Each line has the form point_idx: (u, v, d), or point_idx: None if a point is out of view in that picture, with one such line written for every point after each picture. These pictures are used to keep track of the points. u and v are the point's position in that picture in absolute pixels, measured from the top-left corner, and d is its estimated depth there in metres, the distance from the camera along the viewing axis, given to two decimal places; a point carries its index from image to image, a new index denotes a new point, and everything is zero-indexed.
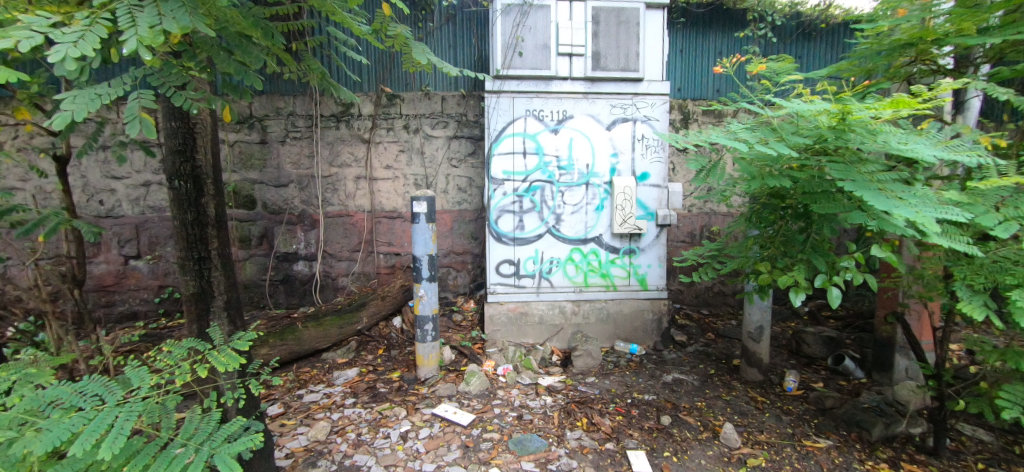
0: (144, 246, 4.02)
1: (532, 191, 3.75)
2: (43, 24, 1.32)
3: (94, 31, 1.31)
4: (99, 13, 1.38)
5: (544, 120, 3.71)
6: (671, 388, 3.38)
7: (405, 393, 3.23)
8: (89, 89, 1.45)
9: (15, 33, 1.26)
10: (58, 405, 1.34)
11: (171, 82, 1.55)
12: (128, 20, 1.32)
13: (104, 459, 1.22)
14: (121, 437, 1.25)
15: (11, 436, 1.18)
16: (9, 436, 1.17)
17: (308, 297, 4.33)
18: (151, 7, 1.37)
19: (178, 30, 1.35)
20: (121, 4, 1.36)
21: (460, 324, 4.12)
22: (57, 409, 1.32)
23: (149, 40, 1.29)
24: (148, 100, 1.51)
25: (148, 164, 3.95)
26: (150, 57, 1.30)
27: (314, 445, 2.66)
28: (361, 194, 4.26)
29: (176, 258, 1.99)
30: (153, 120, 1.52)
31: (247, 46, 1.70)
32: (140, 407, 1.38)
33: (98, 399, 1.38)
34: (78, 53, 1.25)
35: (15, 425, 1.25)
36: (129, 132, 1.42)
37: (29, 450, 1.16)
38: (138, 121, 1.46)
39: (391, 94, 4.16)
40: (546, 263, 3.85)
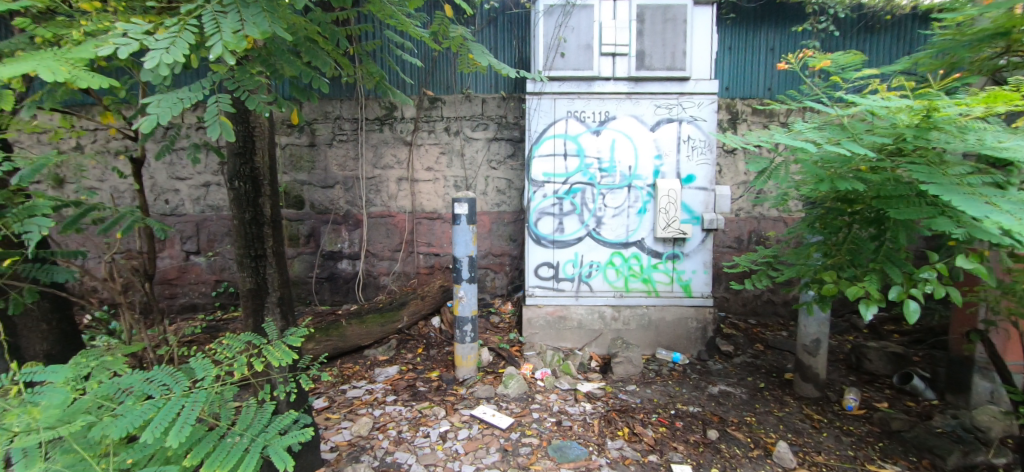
0: (203, 242, 4.27)
1: (573, 193, 3.70)
2: (137, 31, 1.40)
3: (183, 38, 1.38)
4: (187, 19, 1.45)
5: (586, 122, 3.65)
6: (717, 401, 3.23)
7: (444, 392, 3.25)
8: (171, 93, 1.52)
9: (114, 41, 1.35)
10: (131, 392, 1.41)
11: (245, 86, 1.61)
12: (213, 26, 1.39)
13: (173, 446, 1.28)
14: (187, 426, 1.31)
15: (92, 420, 1.25)
16: (89, 421, 1.24)
17: (352, 294, 4.46)
18: (233, 12, 1.42)
19: (258, 35, 1.41)
20: (206, 10, 1.42)
21: (498, 326, 4.12)
22: (130, 396, 1.39)
23: (233, 44, 1.35)
24: (226, 104, 1.58)
25: (208, 166, 4.19)
26: (234, 62, 1.36)
27: (357, 440, 2.72)
28: (402, 195, 4.35)
29: (236, 255, 2.08)
30: (231, 123, 1.59)
31: (315, 49, 1.75)
32: (203, 398, 1.44)
33: (166, 388, 1.45)
34: (169, 59, 1.32)
35: (94, 410, 1.33)
36: (210, 135, 1.50)
37: (107, 435, 1.24)
38: (219, 124, 1.54)
39: (433, 97, 4.22)
40: (586, 267, 3.78)
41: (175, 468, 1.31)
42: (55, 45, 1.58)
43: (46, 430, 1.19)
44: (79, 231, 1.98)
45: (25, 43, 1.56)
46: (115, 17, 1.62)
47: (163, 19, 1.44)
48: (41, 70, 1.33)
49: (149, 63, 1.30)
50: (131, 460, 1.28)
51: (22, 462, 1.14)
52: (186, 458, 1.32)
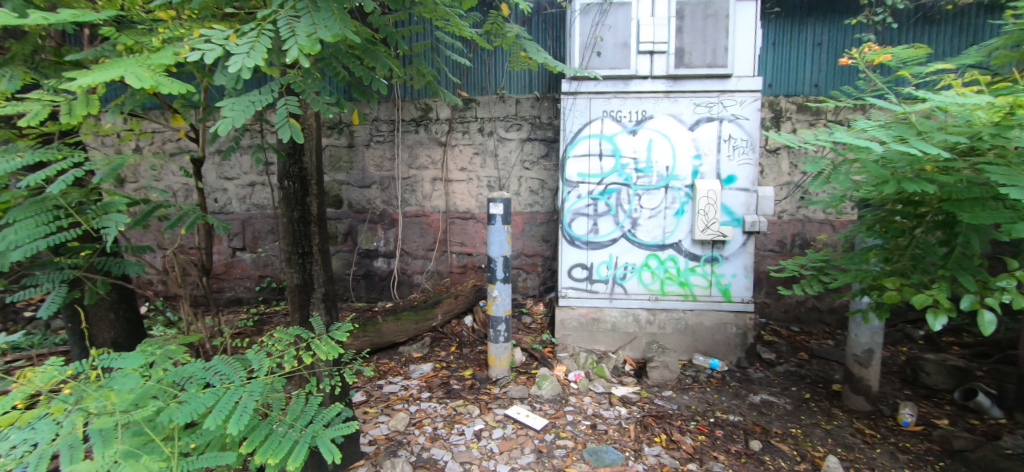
0: (248, 239, 4.47)
1: (608, 194, 3.65)
2: (220, 37, 1.47)
3: (261, 42, 1.44)
4: (263, 24, 1.51)
5: (622, 122, 3.58)
6: (760, 410, 3.10)
7: (478, 391, 3.27)
8: (243, 96, 1.59)
9: (200, 47, 1.42)
10: (194, 380, 1.49)
11: (311, 88, 1.67)
12: (288, 31, 1.45)
13: (234, 434, 1.36)
14: (246, 415, 1.37)
15: (160, 406, 1.34)
16: (156, 406, 1.32)
17: (387, 292, 4.57)
18: (305, 16, 1.47)
19: (331, 37, 1.47)
20: (281, 15, 1.48)
21: (530, 326, 4.10)
22: (193, 383, 1.47)
23: (308, 47, 1.41)
24: (293, 107, 1.64)
25: (254, 166, 4.38)
26: (309, 65, 1.42)
27: (394, 434, 2.77)
28: (437, 195, 4.41)
29: (285, 252, 2.16)
30: (299, 124, 1.66)
31: (375, 52, 1.80)
32: (261, 387, 1.51)
33: (225, 378, 1.52)
34: (251, 63, 1.39)
35: (161, 396, 1.41)
36: (282, 138, 1.57)
37: (174, 420, 1.32)
38: (288, 126, 1.61)
39: (468, 99, 4.25)
40: (621, 269, 3.71)
41: (235, 454, 1.39)
42: (136, 52, 1.68)
43: (120, 413, 1.28)
44: (149, 227, 2.10)
45: (112, 51, 1.68)
46: (190, 24, 1.71)
47: (242, 24, 1.51)
48: (132, 78, 1.42)
49: (233, 68, 1.37)
50: (194, 444, 1.37)
51: (100, 442, 1.23)
52: (243, 445, 1.39)
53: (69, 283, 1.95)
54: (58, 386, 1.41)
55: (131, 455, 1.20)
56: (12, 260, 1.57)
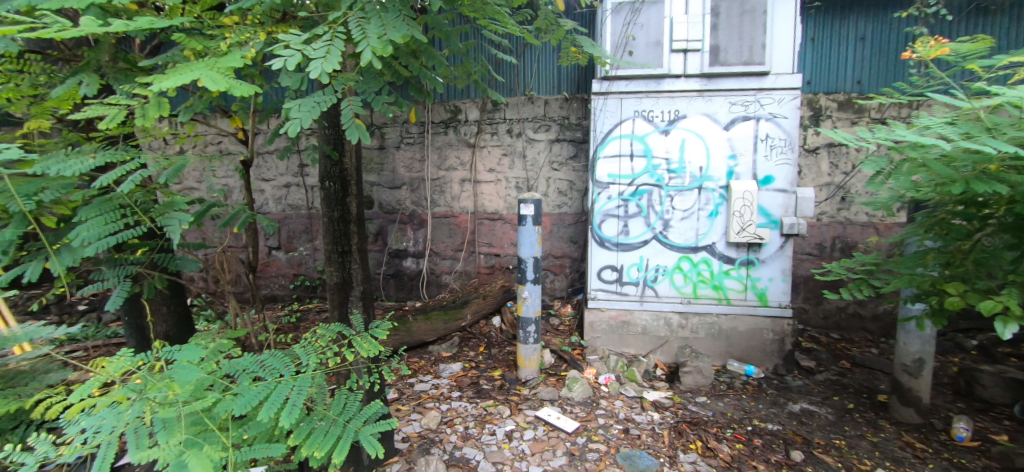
0: (284, 239, 4.61)
1: (638, 195, 3.59)
2: (297, 40, 1.53)
3: (337, 45, 1.50)
4: (335, 26, 1.56)
5: (654, 121, 3.52)
6: (800, 420, 2.98)
7: (508, 392, 3.28)
8: (309, 97, 1.65)
9: (281, 53, 1.48)
10: (248, 373, 1.55)
11: (371, 89, 1.75)
12: (360, 33, 1.49)
13: (285, 426, 1.41)
14: (296, 408, 1.43)
15: (217, 398, 1.39)
16: (214, 397, 1.38)
17: (415, 291, 4.63)
18: (375, 19, 1.53)
19: (400, 38, 1.52)
20: (352, 17, 1.53)
21: (558, 328, 4.07)
22: (247, 376, 1.53)
23: (381, 49, 1.47)
24: (358, 107, 1.70)
25: (289, 168, 4.52)
26: (382, 66, 1.48)
27: (427, 432, 2.80)
28: (465, 196, 4.45)
29: (325, 250, 2.22)
30: (364, 124, 1.72)
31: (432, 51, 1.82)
32: (310, 382, 1.56)
33: (276, 372, 1.58)
34: (330, 67, 1.45)
35: (218, 388, 1.47)
36: (350, 138, 1.64)
37: (230, 411, 1.38)
38: (355, 127, 1.68)
39: (496, 100, 4.27)
40: (651, 271, 3.64)
41: (284, 446, 1.44)
42: (205, 56, 1.74)
43: (182, 403, 1.35)
44: (204, 225, 2.20)
45: (180, 56, 1.73)
46: (253, 29, 1.79)
47: (315, 26, 1.56)
48: (209, 81, 1.48)
49: (314, 73, 1.43)
50: (246, 435, 1.41)
51: (165, 430, 1.30)
52: (291, 438, 1.44)
53: (132, 278, 2.06)
54: (127, 375, 1.50)
55: (194, 444, 1.27)
56: (88, 255, 1.68)
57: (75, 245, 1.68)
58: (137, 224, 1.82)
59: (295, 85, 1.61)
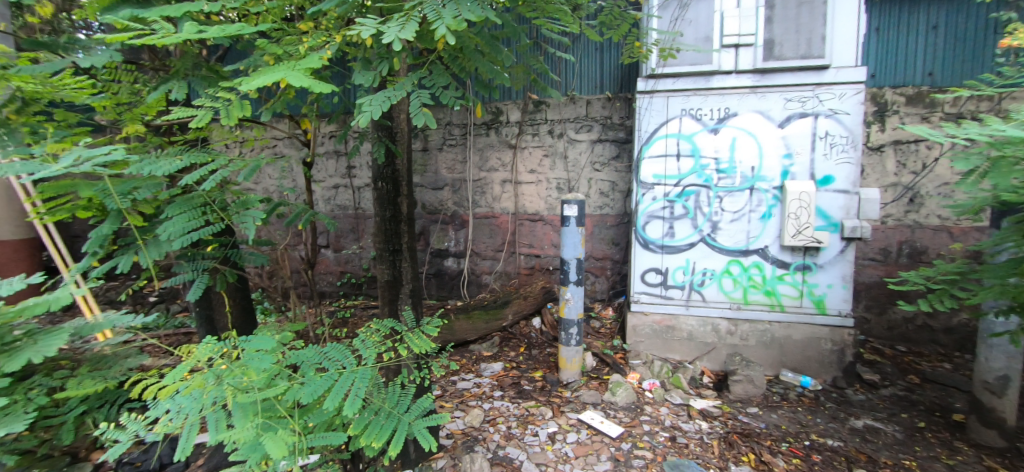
0: (332, 238, 4.80)
1: (686, 196, 3.47)
2: (373, 21, 1.61)
3: (411, 23, 1.56)
4: (411, 12, 1.63)
5: (702, 120, 3.39)
6: (863, 437, 2.78)
7: (549, 393, 3.26)
8: (382, 92, 1.73)
9: (360, 27, 1.57)
10: (313, 363, 1.64)
11: (439, 83, 1.81)
12: (435, 15, 1.55)
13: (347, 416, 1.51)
14: (357, 401, 1.51)
15: (286, 386, 1.50)
16: (284, 385, 1.48)
17: (456, 291, 4.70)
18: (450, 3, 1.59)
19: (474, 18, 1.55)
20: (429, 3, 1.59)
21: (599, 331, 4.00)
22: (312, 367, 1.62)
23: (455, 26, 1.51)
24: (426, 98, 1.76)
25: (337, 170, 4.70)
26: (455, 41, 1.51)
27: (470, 430, 2.83)
28: (506, 197, 4.46)
29: (377, 248, 2.32)
30: (430, 113, 1.78)
31: (498, 45, 1.87)
32: (369, 376, 1.63)
33: (338, 363, 1.66)
34: (404, 36, 1.51)
35: (286, 377, 1.57)
36: (417, 124, 1.70)
37: (298, 398, 1.48)
38: (422, 114, 1.74)
39: (538, 101, 4.26)
40: (698, 275, 3.51)
41: (344, 435, 1.54)
42: (283, 59, 1.88)
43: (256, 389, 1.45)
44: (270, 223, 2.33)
45: (262, 61, 1.91)
46: (328, 33, 1.90)
47: (393, 12, 1.64)
48: (292, 79, 1.56)
49: (388, 39, 1.49)
50: (311, 423, 1.52)
51: (241, 414, 1.41)
52: (352, 427, 1.53)
53: (207, 272, 2.22)
54: (210, 360, 1.62)
55: (269, 427, 1.41)
56: (174, 248, 1.85)
57: (162, 240, 1.86)
58: (215, 221, 1.97)
59: (368, 83, 1.75)
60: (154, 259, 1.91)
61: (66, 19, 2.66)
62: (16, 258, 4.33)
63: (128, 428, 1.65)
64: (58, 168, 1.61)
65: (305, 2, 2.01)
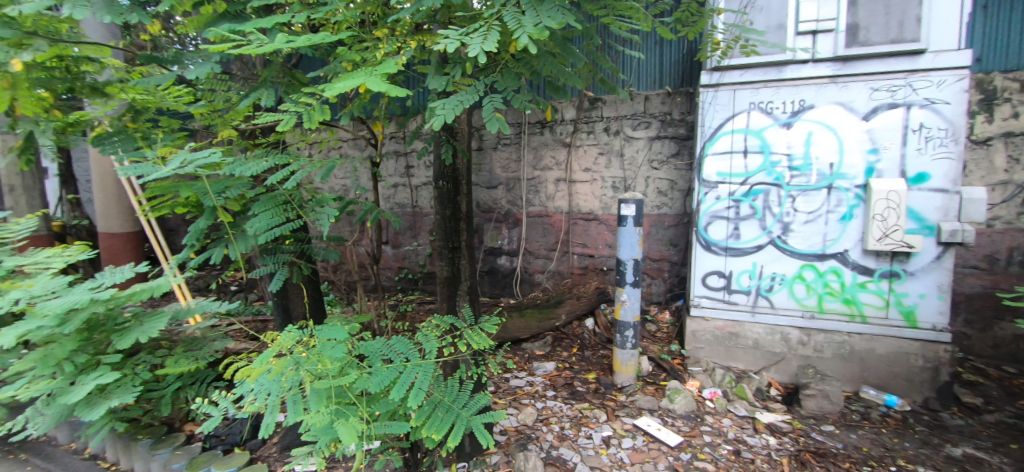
0: (391, 235, 5.00)
1: (753, 195, 3.25)
2: (456, 33, 1.64)
3: (493, 34, 1.58)
4: (491, 21, 1.66)
5: (774, 113, 3.16)
6: (962, 467, 2.48)
7: (603, 396, 3.19)
8: (454, 96, 1.78)
9: (443, 41, 1.60)
10: (381, 354, 1.73)
11: (511, 86, 1.84)
12: (515, 23, 1.57)
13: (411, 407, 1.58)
14: (421, 393, 1.58)
15: (356, 375, 1.60)
16: (355, 374, 1.58)
17: (509, 288, 4.73)
18: (529, 11, 1.60)
19: (555, 25, 1.56)
20: (507, 12, 1.62)
21: (656, 334, 3.86)
22: (379, 358, 1.71)
23: (536, 34, 1.53)
24: (499, 103, 1.82)
25: (396, 169, 4.88)
26: (536, 49, 1.53)
27: (523, 428, 2.83)
28: (560, 196, 4.42)
29: (438, 246, 2.37)
30: (503, 118, 1.83)
31: (569, 45, 1.91)
32: (432, 370, 1.70)
33: (403, 356, 1.74)
34: (488, 48, 1.53)
35: (356, 366, 1.67)
36: (493, 129, 1.74)
37: (367, 387, 1.58)
38: (497, 119, 1.79)
39: (594, 98, 4.18)
40: (766, 280, 3.28)
41: (407, 425, 1.62)
42: (359, 65, 2.01)
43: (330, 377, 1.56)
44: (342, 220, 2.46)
45: (340, 68, 2.03)
46: (402, 39, 2.03)
47: (473, 22, 1.67)
48: (372, 84, 1.62)
49: (474, 53, 1.53)
50: (377, 412, 1.61)
51: (317, 398, 1.53)
52: (414, 419, 1.61)
53: (285, 265, 2.39)
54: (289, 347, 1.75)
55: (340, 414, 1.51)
56: (259, 241, 2.02)
57: (250, 234, 2.04)
58: (294, 217, 2.12)
59: (441, 88, 1.80)
60: (242, 251, 2.10)
61: (166, 35, 2.95)
62: (124, 248, 4.88)
63: (219, 404, 1.83)
64: (167, 171, 1.80)
65: (378, 8, 2.10)
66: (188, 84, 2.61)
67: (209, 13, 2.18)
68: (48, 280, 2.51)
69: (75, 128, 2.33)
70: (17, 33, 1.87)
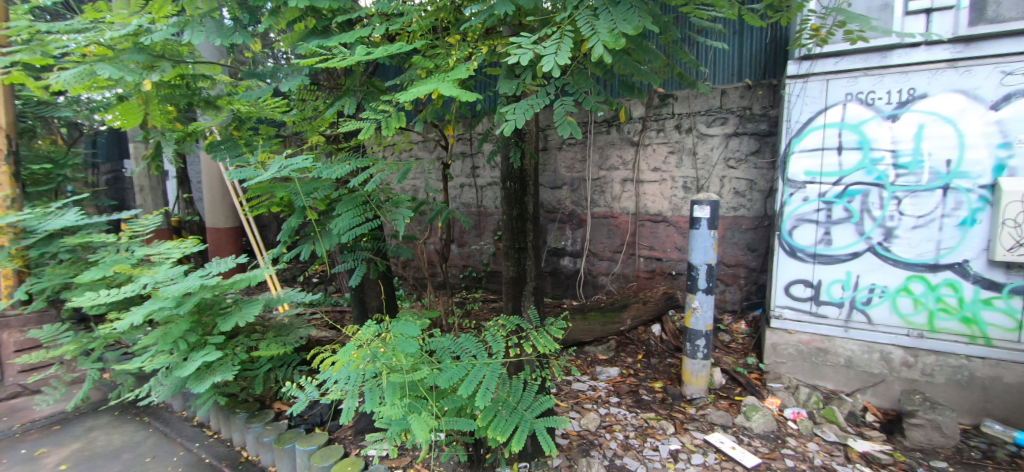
0: (457, 234, 5.16)
1: (849, 196, 2.94)
2: (529, 41, 1.63)
3: (566, 42, 1.57)
4: (563, 27, 1.63)
5: (875, 105, 2.82)
6: None
7: (671, 407, 3.04)
8: (524, 100, 1.78)
9: (516, 52, 1.61)
10: (449, 352, 1.79)
11: (583, 90, 1.83)
12: (590, 29, 1.54)
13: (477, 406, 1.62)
14: (488, 393, 1.61)
15: (426, 371, 1.67)
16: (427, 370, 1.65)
17: (572, 290, 4.67)
18: (604, 15, 1.57)
19: (631, 29, 1.52)
20: (581, 15, 1.59)
21: (730, 345, 3.62)
22: (448, 356, 1.77)
23: (611, 42, 1.49)
24: (571, 106, 1.80)
25: (463, 170, 5.01)
26: (612, 58, 1.49)
27: (586, 433, 2.77)
28: (627, 196, 4.28)
29: (504, 245, 2.38)
30: (574, 121, 1.82)
31: (646, 43, 1.84)
32: (498, 370, 1.73)
33: (471, 354, 1.79)
34: (562, 61, 1.52)
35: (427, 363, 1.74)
36: (564, 134, 1.75)
37: (437, 383, 1.64)
38: (567, 124, 1.79)
39: (664, 95, 4.01)
40: (863, 291, 2.94)
41: (472, 424, 1.66)
42: (433, 72, 2.09)
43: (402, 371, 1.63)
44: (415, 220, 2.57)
45: (415, 75, 2.13)
46: (474, 44, 2.08)
47: (545, 28, 1.66)
48: (444, 90, 1.67)
49: (548, 68, 1.52)
50: (445, 408, 1.67)
51: (392, 390, 1.61)
52: (480, 419, 1.64)
53: (363, 262, 2.55)
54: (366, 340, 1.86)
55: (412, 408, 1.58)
56: (342, 240, 2.18)
57: (333, 233, 2.20)
58: (372, 217, 2.26)
59: (511, 93, 1.82)
60: (326, 248, 2.27)
61: (263, 51, 3.26)
62: (226, 242, 5.47)
63: (305, 388, 1.98)
64: (270, 176, 1.97)
65: (451, 15, 2.17)
66: (282, 94, 2.86)
67: (301, 30, 2.39)
68: (168, 269, 2.86)
69: (193, 138, 2.61)
70: (149, 57, 2.18)
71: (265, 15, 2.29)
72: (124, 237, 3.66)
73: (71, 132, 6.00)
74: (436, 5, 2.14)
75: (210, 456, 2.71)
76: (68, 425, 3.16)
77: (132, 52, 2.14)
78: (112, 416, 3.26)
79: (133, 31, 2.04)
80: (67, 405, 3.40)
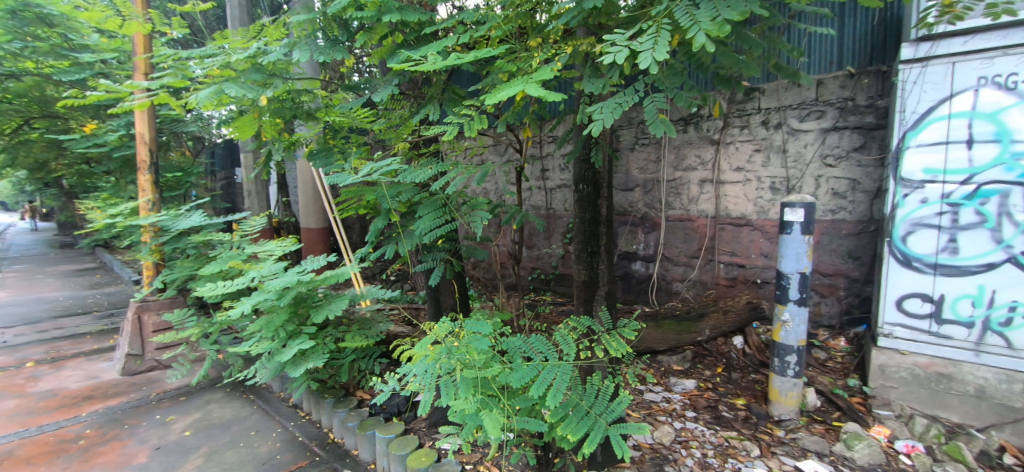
0: (526, 236, 5.20)
1: (982, 197, 2.52)
2: (622, 38, 1.59)
3: (663, 35, 1.51)
4: (659, 19, 1.58)
5: (1019, 89, 2.40)
6: None
7: (756, 428, 2.81)
8: (611, 98, 1.75)
9: (610, 50, 1.56)
10: (522, 352, 1.81)
11: (673, 86, 1.77)
12: (690, 20, 1.48)
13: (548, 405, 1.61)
14: (559, 393, 1.60)
15: (499, 369, 1.70)
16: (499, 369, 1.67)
17: (644, 296, 4.50)
18: (705, 3, 1.50)
19: (736, 16, 1.43)
20: (680, 6, 1.54)
21: (826, 364, 3.27)
22: (519, 356, 1.79)
23: (715, 31, 1.41)
24: (662, 102, 1.74)
25: (532, 172, 5.04)
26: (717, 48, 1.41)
27: (659, 446, 2.65)
28: (706, 198, 4.04)
29: (576, 249, 2.35)
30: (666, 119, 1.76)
31: (746, 32, 1.73)
32: (570, 372, 1.71)
33: (542, 355, 1.79)
34: (661, 55, 1.45)
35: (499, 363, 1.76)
36: (656, 132, 1.70)
37: (508, 382, 1.66)
38: (660, 123, 1.72)
39: (749, 89, 3.74)
40: (1000, 310, 2.51)
41: (544, 425, 1.66)
42: (514, 75, 2.13)
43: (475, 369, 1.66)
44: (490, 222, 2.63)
45: (497, 79, 2.19)
46: (555, 45, 2.08)
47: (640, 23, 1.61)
48: (531, 91, 1.68)
49: (646, 64, 1.46)
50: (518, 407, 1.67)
51: (465, 386, 1.63)
52: (552, 419, 1.64)
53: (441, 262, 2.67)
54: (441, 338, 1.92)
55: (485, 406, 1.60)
56: (423, 241, 2.27)
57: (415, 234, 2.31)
58: (451, 220, 2.35)
59: (599, 91, 1.80)
60: (408, 248, 2.39)
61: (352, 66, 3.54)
62: (317, 241, 5.99)
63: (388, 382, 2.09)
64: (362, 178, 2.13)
65: (527, 19, 2.20)
66: (369, 105, 3.08)
67: (390, 44, 2.56)
68: (271, 264, 3.19)
69: (294, 146, 2.89)
70: (265, 76, 2.45)
71: (360, 31, 2.46)
72: (235, 235, 4.14)
73: (196, 143, 6.91)
74: (515, 10, 2.17)
75: (303, 436, 2.96)
76: (190, 398, 3.63)
77: (251, 72, 2.42)
78: (224, 392, 3.70)
79: (253, 52, 2.31)
80: (190, 381, 3.91)
